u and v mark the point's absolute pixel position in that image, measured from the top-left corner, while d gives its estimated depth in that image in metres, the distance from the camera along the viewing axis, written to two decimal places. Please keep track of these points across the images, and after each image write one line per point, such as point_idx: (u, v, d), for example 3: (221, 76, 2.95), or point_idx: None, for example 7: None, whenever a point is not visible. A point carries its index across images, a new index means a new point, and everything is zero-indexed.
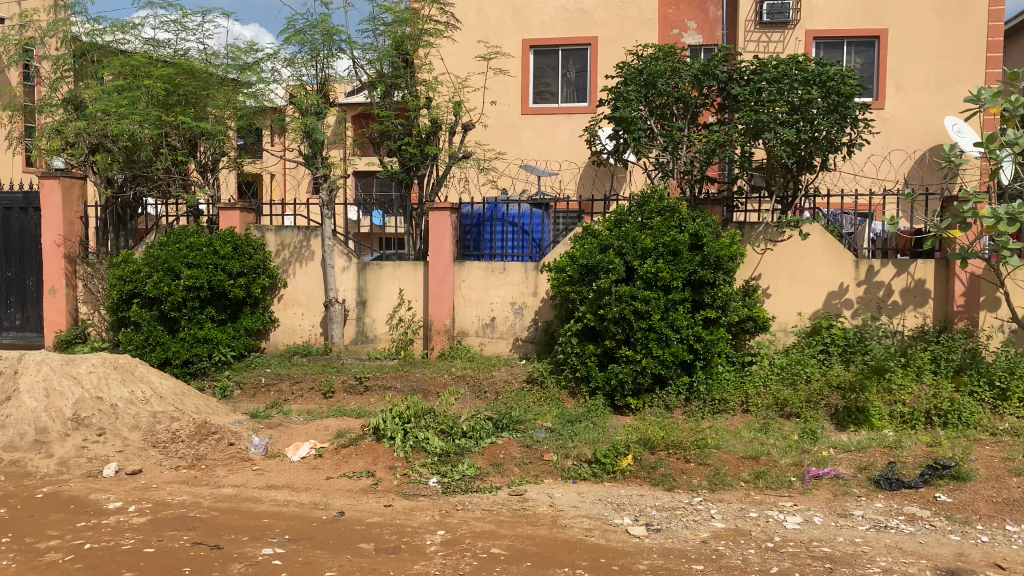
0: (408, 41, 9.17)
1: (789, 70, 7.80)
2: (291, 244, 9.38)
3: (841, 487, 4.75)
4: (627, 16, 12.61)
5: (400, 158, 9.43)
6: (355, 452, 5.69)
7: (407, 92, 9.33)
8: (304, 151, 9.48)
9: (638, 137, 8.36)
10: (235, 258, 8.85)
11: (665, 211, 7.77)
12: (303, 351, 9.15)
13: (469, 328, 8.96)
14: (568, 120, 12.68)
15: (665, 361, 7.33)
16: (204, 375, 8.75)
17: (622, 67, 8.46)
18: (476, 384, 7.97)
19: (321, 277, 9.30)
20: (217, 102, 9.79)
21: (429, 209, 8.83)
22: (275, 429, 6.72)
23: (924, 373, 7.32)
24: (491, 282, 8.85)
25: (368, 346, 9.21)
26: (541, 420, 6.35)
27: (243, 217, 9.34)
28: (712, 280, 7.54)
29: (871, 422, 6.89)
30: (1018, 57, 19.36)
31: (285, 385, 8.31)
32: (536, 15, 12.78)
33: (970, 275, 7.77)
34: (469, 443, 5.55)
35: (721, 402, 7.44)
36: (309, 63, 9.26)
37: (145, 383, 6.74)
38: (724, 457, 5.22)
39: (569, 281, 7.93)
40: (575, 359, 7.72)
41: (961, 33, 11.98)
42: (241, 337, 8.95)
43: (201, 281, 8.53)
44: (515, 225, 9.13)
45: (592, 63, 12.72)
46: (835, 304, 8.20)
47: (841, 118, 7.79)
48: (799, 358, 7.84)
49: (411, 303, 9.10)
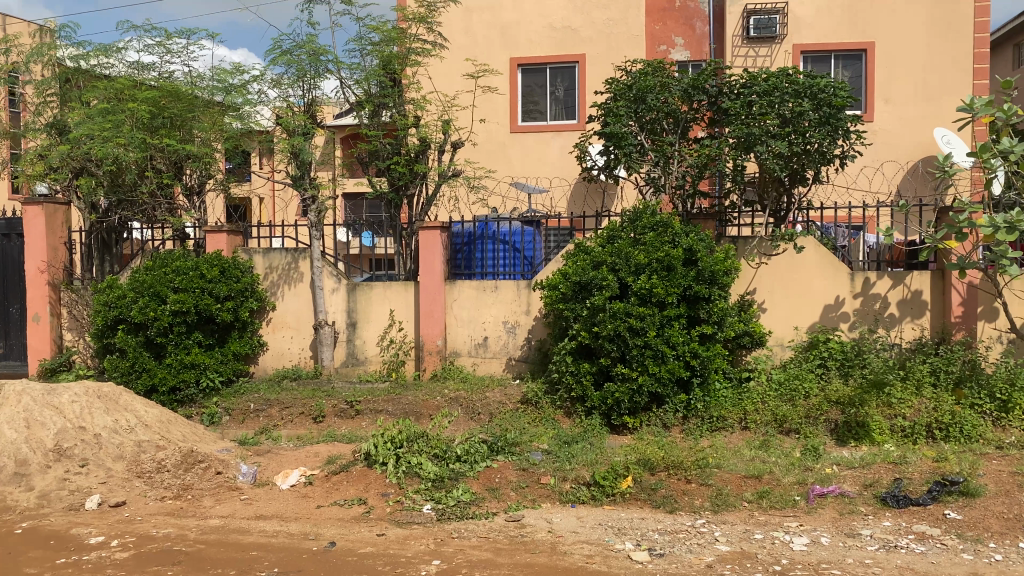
0: (396, 60, 9.12)
1: (779, 82, 7.75)
2: (279, 266, 9.23)
3: (847, 505, 4.61)
4: (614, 33, 12.61)
5: (389, 178, 9.33)
6: (346, 479, 5.53)
7: (395, 111, 9.27)
8: (291, 172, 9.37)
9: (629, 153, 8.28)
10: (223, 281, 8.70)
11: (657, 226, 7.71)
12: (293, 375, 8.98)
13: (462, 348, 8.82)
14: (557, 138, 12.63)
15: (661, 378, 7.22)
16: (192, 402, 8.58)
17: (611, 83, 8.39)
18: (470, 405, 7.82)
19: (310, 299, 9.15)
20: (203, 125, 9.69)
21: (419, 228, 8.71)
22: (265, 456, 6.55)
23: (923, 386, 7.26)
24: (483, 301, 8.73)
25: (359, 369, 9.06)
26: (538, 441, 6.20)
27: (230, 239, 9.21)
28: (708, 295, 7.44)
29: (871, 437, 6.85)
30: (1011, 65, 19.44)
31: (274, 411, 8.13)
32: (523, 33, 12.76)
33: (967, 286, 7.69)
34: (463, 467, 5.42)
35: (720, 420, 7.33)
36: (296, 84, 9.18)
37: (130, 412, 6.57)
38: (726, 476, 5.08)
39: (562, 298, 7.82)
40: (570, 378, 7.59)
41: (949, 46, 12.03)
42: (229, 362, 8.79)
43: (187, 306, 8.37)
44: (507, 243, 9.00)
45: (580, 81, 12.69)
46: (832, 318, 8.10)
47: (833, 130, 7.71)
48: (797, 373, 7.73)
49: (402, 324, 8.96)
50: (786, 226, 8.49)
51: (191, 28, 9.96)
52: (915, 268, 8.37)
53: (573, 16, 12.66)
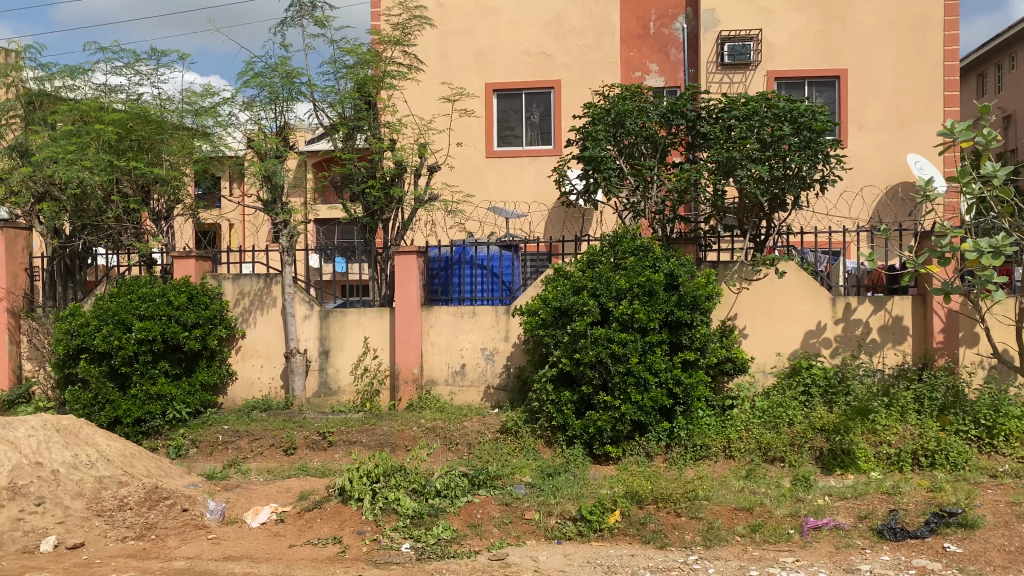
0: (370, 83, 9.03)
1: (759, 107, 7.70)
2: (250, 292, 8.97)
3: (843, 538, 4.46)
4: (589, 59, 12.60)
5: (364, 203, 9.13)
6: (319, 516, 5.28)
7: (370, 135, 9.11)
8: (263, 197, 9.15)
9: (609, 177, 8.18)
10: (191, 308, 8.42)
11: (638, 251, 7.59)
12: (263, 406, 8.68)
13: (438, 376, 8.59)
14: (533, 163, 12.53)
15: (644, 407, 7.07)
16: (157, 435, 8.22)
17: (589, 107, 8.28)
18: (447, 436, 7.59)
19: (281, 326, 8.90)
20: (171, 148, 9.45)
21: (395, 253, 8.51)
22: (234, 491, 6.28)
23: (908, 413, 7.21)
24: (461, 327, 8.53)
25: (332, 399, 8.79)
26: (520, 474, 6.00)
27: (199, 265, 8.94)
28: (690, 321, 7.31)
29: (858, 465, 6.81)
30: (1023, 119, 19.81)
31: (244, 443, 7.84)
32: (499, 58, 12.69)
33: (948, 311, 7.64)
34: (444, 502, 5.20)
35: (703, 448, 7.18)
36: (268, 106, 9.00)
37: (91, 446, 6.26)
38: (717, 509, 4.91)
39: (542, 324, 7.66)
40: (550, 407, 7.40)
41: (919, 73, 12.19)
42: (197, 393, 8.46)
43: (154, 333, 8.08)
44: (484, 268, 8.90)
45: (556, 106, 12.63)
46: (814, 343, 8.00)
47: (813, 154, 7.66)
48: (781, 400, 7.60)
49: (377, 351, 8.73)
50: (766, 251, 8.41)
51: (161, 50, 9.75)
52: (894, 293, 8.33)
53: (548, 42, 12.63)
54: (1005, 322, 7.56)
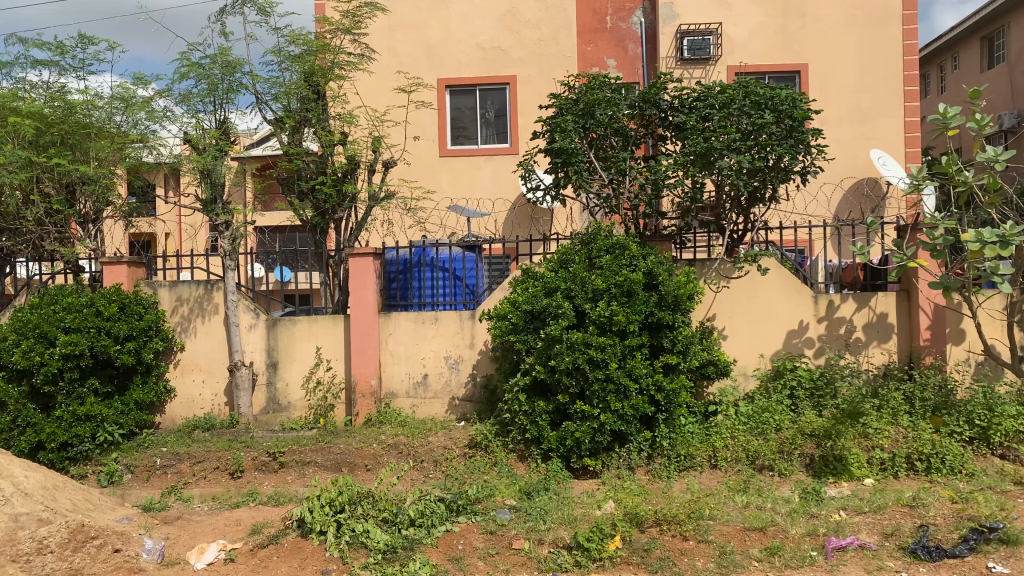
0: (318, 72, 8.39)
1: (737, 94, 7.26)
2: (189, 299, 8.21)
3: (872, 560, 4.05)
4: (545, 53, 12.10)
5: (313, 201, 8.44)
6: (275, 554, 4.63)
7: (319, 128, 8.46)
8: (202, 196, 8.42)
9: (580, 170, 7.65)
10: (122, 318, 7.64)
11: (614, 249, 7.09)
12: (205, 426, 7.92)
13: (399, 388, 7.96)
14: (489, 162, 11.99)
15: (624, 415, 6.56)
16: (86, 460, 7.40)
17: (555, 97, 7.74)
18: (411, 453, 6.98)
19: (223, 337, 8.16)
20: (99, 145, 8.65)
21: (350, 255, 7.86)
22: (175, 525, 5.61)
23: (900, 415, 6.87)
24: (422, 334, 7.92)
25: (281, 415, 8.09)
26: (500, 497, 5.46)
27: (132, 272, 8.16)
28: (672, 322, 6.84)
29: (851, 471, 6.44)
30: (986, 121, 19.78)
31: (185, 466, 7.10)
32: (451, 53, 12.11)
33: (934, 307, 7.32)
34: (419, 533, 4.65)
35: (687, 458, 6.72)
36: (206, 98, 8.28)
37: (5, 479, 5.42)
38: (725, 530, 4.45)
39: (512, 329, 7.11)
40: (523, 419, 6.85)
41: (879, 68, 12.02)
42: (131, 413, 7.66)
43: (81, 347, 7.29)
44: (447, 271, 8.31)
45: (512, 102, 12.11)
46: (796, 344, 7.61)
47: (796, 144, 7.27)
48: (767, 405, 7.15)
49: (331, 362, 8.05)
50: (743, 249, 8.00)
51: (87, 39, 8.94)
52: (875, 290, 8.00)
53: (502, 36, 12.10)
54: (993, 317, 7.28)
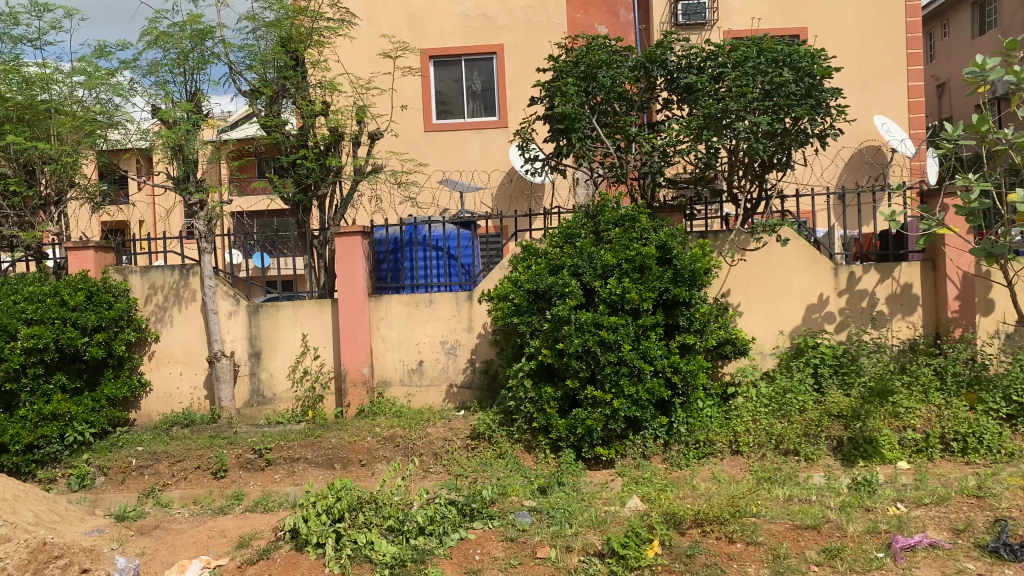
0: (296, 39, 7.77)
1: (750, 52, 6.73)
2: (163, 286, 7.61)
3: (948, 562, 3.72)
4: (533, 20, 11.47)
5: (295, 177, 7.84)
6: (266, 572, 4.16)
7: (298, 98, 7.86)
8: (173, 174, 7.81)
9: (583, 138, 7.11)
10: (90, 308, 7.05)
11: (623, 221, 6.53)
12: (184, 421, 7.35)
13: (392, 376, 7.43)
14: (478, 135, 11.42)
15: (639, 400, 6.07)
16: (55, 462, 6.83)
17: (554, 60, 7.16)
18: (408, 447, 6.46)
19: (201, 326, 7.57)
20: (58, 121, 7.99)
21: (336, 234, 7.28)
22: (152, 537, 5.12)
23: (931, 392, 6.44)
24: (417, 318, 7.38)
25: (267, 408, 7.53)
26: (515, 496, 4.98)
27: (99, 258, 7.55)
28: (688, 299, 6.33)
29: (883, 454, 6.03)
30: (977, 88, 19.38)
31: (164, 467, 6.54)
32: (435, 22, 11.49)
33: (962, 276, 6.88)
34: (430, 543, 4.23)
35: (706, 444, 6.26)
36: (175, 68, 7.66)
37: None
38: (774, 529, 4.08)
39: (515, 310, 6.58)
40: (529, 406, 6.34)
41: (882, 31, 11.50)
42: (103, 410, 7.09)
43: (45, 340, 6.67)
44: (440, 250, 7.76)
45: (499, 73, 11.50)
46: (815, 319, 7.14)
47: (816, 105, 6.76)
48: (789, 385, 6.68)
49: (318, 350, 7.49)
50: (757, 220, 7.51)
51: (41, 7, 8.23)
52: (897, 259, 7.53)
53: (488, 3, 11.47)
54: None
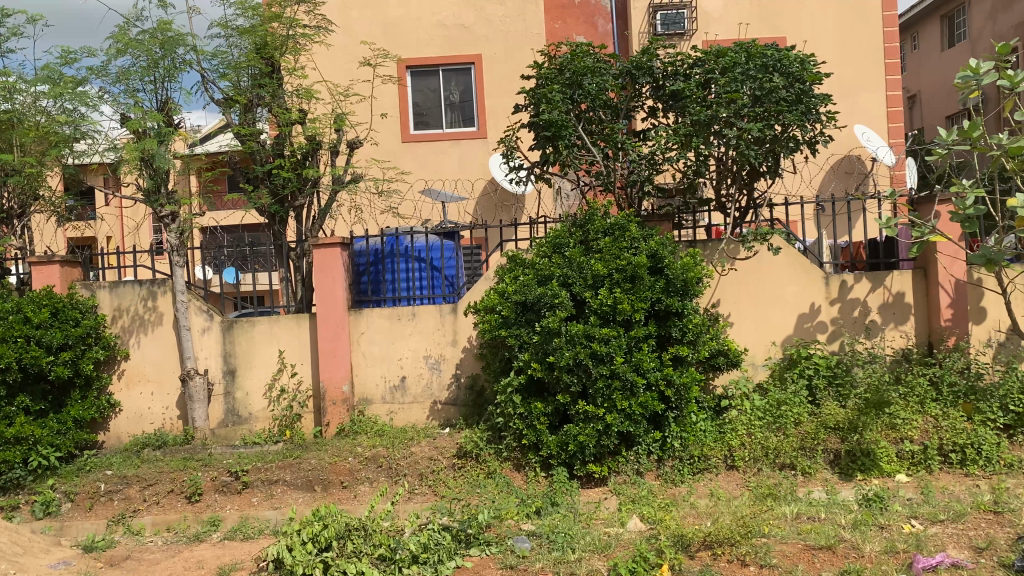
0: (271, 45, 7.54)
1: (739, 57, 6.58)
2: (133, 302, 7.29)
3: None
4: (511, 29, 11.31)
5: (271, 187, 7.57)
6: None
7: (273, 106, 7.61)
8: (143, 186, 7.51)
9: (569, 146, 6.91)
10: (54, 326, 6.71)
11: (613, 230, 6.32)
12: (155, 443, 7.02)
13: (373, 393, 7.16)
14: (456, 146, 11.22)
15: (632, 415, 5.87)
16: (18, 489, 6.46)
17: (538, 67, 6.99)
18: (392, 467, 6.20)
19: (173, 343, 7.26)
20: (21, 131, 7.67)
21: (314, 246, 7.02)
22: (124, 570, 4.88)
23: (928, 403, 6.31)
24: (399, 332, 7.14)
25: (242, 429, 7.23)
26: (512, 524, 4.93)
27: (65, 272, 7.22)
28: (681, 310, 6.15)
29: (881, 467, 5.88)
30: (948, 99, 19.54)
31: (134, 491, 6.22)
32: (411, 31, 11.28)
33: (955, 285, 6.78)
34: (424, 572, 4.19)
35: (701, 460, 6.07)
36: (145, 76, 7.38)
37: None
38: (786, 550, 3.95)
39: (502, 323, 6.37)
40: (519, 422, 6.12)
41: (860, 40, 11.48)
42: (69, 432, 6.74)
43: (6, 360, 6.36)
44: (423, 262, 7.53)
45: (477, 83, 11.32)
46: (807, 329, 7.00)
47: (806, 111, 6.64)
48: (784, 397, 6.52)
49: (296, 367, 7.21)
50: (746, 229, 7.37)
51: (3, 13, 7.92)
52: (887, 267, 7.42)
53: (465, 12, 11.30)
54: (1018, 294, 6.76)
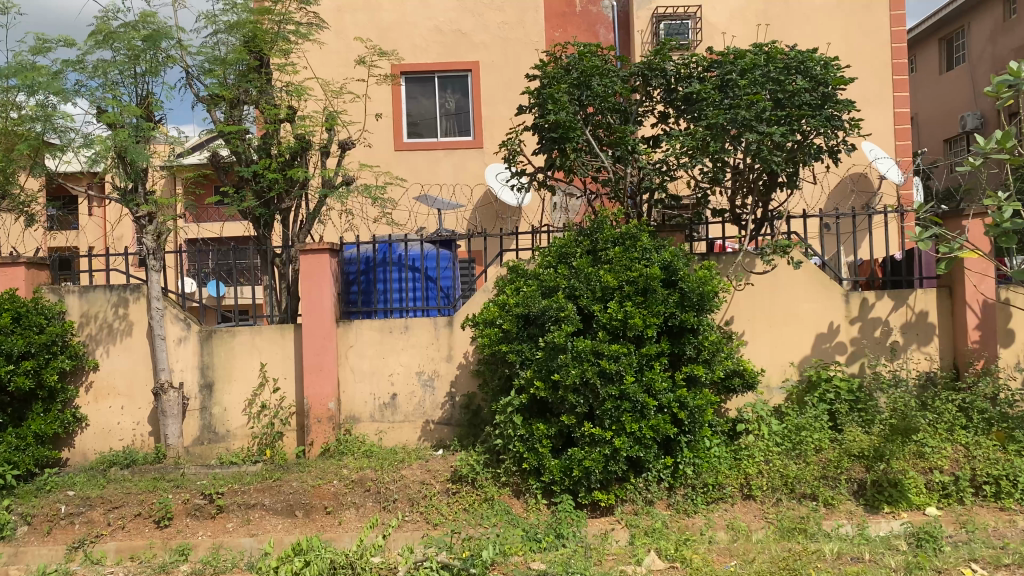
0: (261, 40, 7.10)
1: (759, 59, 6.21)
2: (104, 309, 6.77)
3: None
4: (510, 35, 10.93)
5: (256, 189, 7.09)
6: None
7: (262, 104, 7.18)
8: (120, 185, 7.02)
9: (577, 149, 6.47)
10: (17, 332, 6.20)
11: (623, 240, 5.87)
12: (124, 461, 6.49)
13: (361, 411, 6.67)
14: (451, 155, 10.81)
15: (643, 439, 5.40)
16: None
17: (544, 67, 6.57)
18: (381, 492, 5.70)
19: (146, 353, 6.75)
20: None
21: (301, 252, 6.55)
22: None
23: (958, 429, 5.87)
24: (389, 346, 6.65)
25: (218, 447, 6.72)
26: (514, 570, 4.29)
27: (31, 276, 6.70)
28: (696, 326, 5.69)
29: (910, 499, 5.42)
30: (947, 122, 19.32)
31: (98, 514, 5.67)
32: (406, 35, 10.88)
33: (983, 305, 6.38)
34: None
35: (716, 488, 5.62)
36: (124, 69, 6.91)
37: None
38: None
39: (503, 337, 5.92)
40: (519, 445, 5.64)
41: (866, 55, 11.16)
42: (29, 449, 6.20)
43: None
44: (417, 271, 7.09)
45: (474, 90, 10.92)
46: (826, 350, 6.58)
47: (830, 117, 6.24)
48: (803, 422, 6.08)
49: (278, 381, 6.71)
50: (762, 243, 6.96)
51: None
52: (908, 285, 7.02)
53: (463, 18, 10.90)
54: None
